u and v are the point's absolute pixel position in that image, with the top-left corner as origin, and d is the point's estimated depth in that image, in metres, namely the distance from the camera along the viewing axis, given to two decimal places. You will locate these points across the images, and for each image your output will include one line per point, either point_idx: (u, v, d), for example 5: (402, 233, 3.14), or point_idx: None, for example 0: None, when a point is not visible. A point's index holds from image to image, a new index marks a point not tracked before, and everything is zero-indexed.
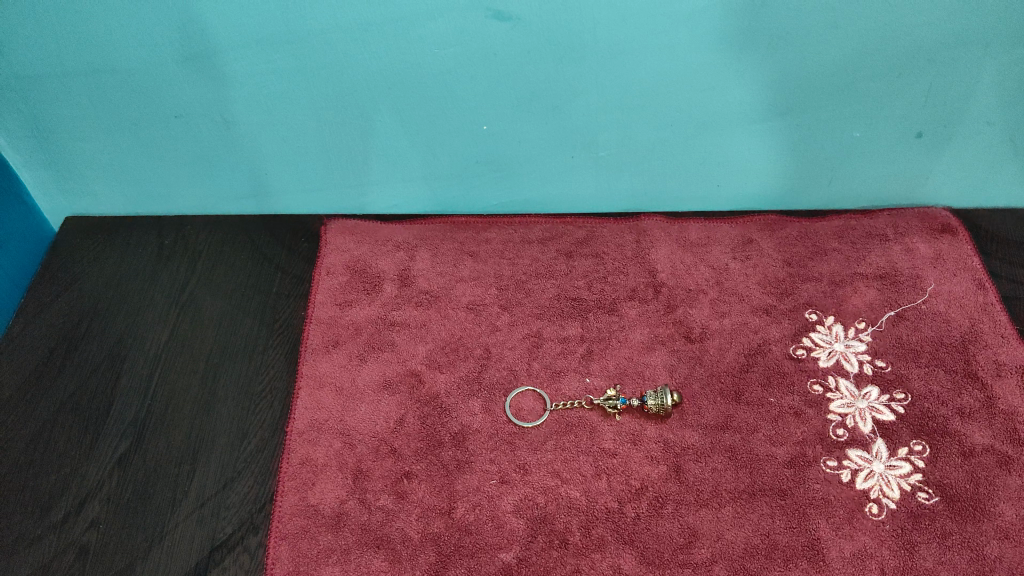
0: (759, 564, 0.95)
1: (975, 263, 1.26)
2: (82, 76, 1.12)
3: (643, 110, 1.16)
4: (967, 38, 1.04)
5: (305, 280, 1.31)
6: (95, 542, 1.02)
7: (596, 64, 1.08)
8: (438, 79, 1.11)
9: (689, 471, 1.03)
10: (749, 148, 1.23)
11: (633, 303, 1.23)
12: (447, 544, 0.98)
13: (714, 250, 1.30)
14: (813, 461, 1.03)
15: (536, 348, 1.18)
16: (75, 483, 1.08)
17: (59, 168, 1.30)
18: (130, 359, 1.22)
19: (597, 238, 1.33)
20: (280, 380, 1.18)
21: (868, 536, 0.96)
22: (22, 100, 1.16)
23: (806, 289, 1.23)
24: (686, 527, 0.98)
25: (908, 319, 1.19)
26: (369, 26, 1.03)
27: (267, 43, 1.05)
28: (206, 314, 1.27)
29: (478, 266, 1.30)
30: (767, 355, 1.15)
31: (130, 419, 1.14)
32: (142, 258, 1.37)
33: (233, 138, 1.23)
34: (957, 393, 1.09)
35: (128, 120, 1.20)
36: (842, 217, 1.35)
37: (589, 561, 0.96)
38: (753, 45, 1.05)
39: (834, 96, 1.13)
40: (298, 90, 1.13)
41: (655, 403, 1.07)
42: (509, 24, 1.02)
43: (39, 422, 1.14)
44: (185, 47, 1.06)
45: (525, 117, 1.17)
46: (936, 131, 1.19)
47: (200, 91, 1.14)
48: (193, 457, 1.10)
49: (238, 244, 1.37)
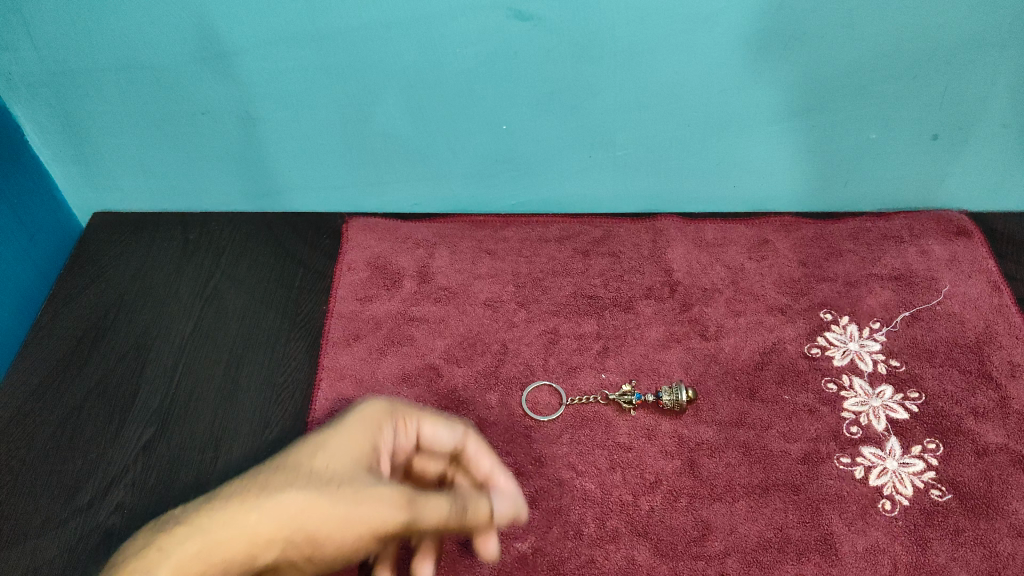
0: (772, 558, 0.96)
1: (989, 266, 1.27)
2: (114, 73, 1.16)
3: (659, 110, 1.17)
4: (982, 41, 1.05)
5: (326, 275, 1.34)
6: (120, 526, 1.05)
7: (615, 63, 1.10)
8: (459, 77, 1.13)
9: (703, 465, 1.05)
10: (765, 150, 1.24)
11: (648, 302, 1.25)
12: (464, 534, 1.00)
13: (729, 250, 1.32)
14: (827, 458, 1.04)
15: (552, 344, 1.20)
16: (100, 469, 1.11)
17: (88, 164, 1.34)
18: (155, 350, 1.25)
19: (614, 237, 1.35)
20: (302, 372, 1.21)
21: (881, 531, 0.97)
22: (54, 96, 1.20)
23: (821, 290, 1.25)
24: (700, 520, 0.99)
25: (923, 320, 1.20)
26: (393, 24, 1.05)
27: (295, 41, 1.09)
28: (230, 307, 1.30)
29: (496, 264, 1.33)
30: (782, 354, 1.16)
31: (154, 407, 1.17)
32: (168, 253, 1.40)
33: (258, 134, 1.26)
34: (971, 392, 1.10)
35: (156, 117, 1.24)
36: (858, 219, 1.35)
37: (604, 552, 0.97)
38: (770, 47, 1.07)
39: (848, 99, 1.14)
40: (322, 87, 1.16)
41: (671, 398, 1.09)
42: (530, 23, 1.04)
43: (66, 409, 1.18)
44: (213, 44, 1.10)
45: (544, 117, 1.20)
46: (952, 133, 1.20)
47: (226, 89, 1.17)
48: (215, 446, 1.12)
49: (262, 240, 1.40)
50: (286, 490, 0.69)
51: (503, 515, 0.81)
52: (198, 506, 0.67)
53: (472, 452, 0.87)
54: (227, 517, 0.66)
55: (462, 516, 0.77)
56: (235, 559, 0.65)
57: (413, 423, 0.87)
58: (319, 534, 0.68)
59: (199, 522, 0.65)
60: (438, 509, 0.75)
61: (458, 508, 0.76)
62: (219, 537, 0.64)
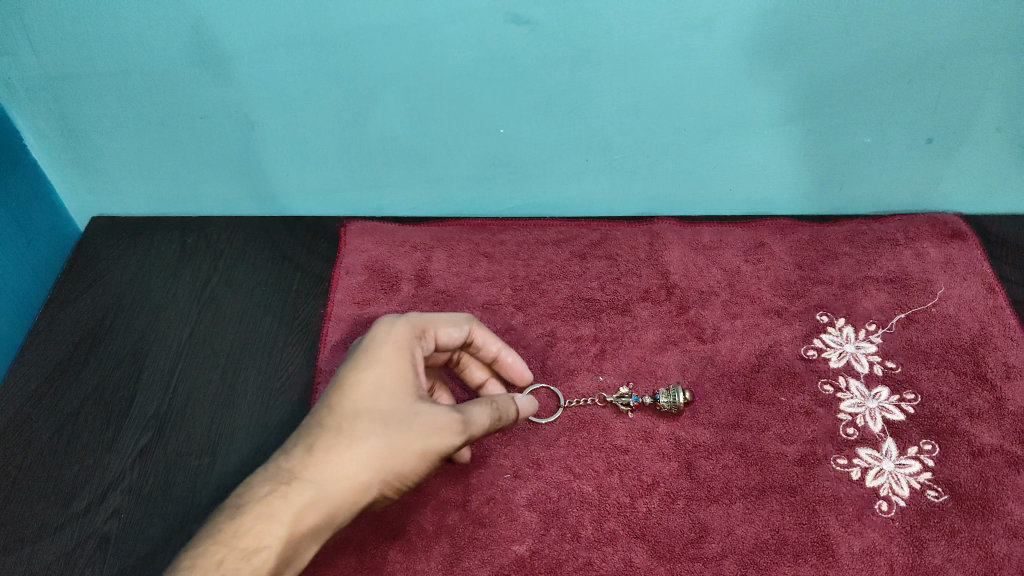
0: (769, 559, 0.96)
1: (984, 268, 1.27)
2: (112, 78, 1.16)
3: (656, 114, 1.18)
4: (976, 45, 1.06)
5: (324, 280, 1.35)
6: (117, 531, 1.05)
7: (611, 67, 1.10)
8: (457, 81, 1.14)
9: (700, 467, 1.05)
10: (762, 153, 1.25)
11: (646, 304, 1.25)
12: (462, 537, 1.00)
13: (726, 253, 1.32)
14: (824, 459, 1.05)
15: (550, 346, 1.20)
16: (97, 474, 1.11)
17: (86, 168, 1.34)
18: (152, 354, 1.25)
19: (611, 240, 1.36)
20: (299, 376, 1.21)
21: (877, 533, 0.98)
22: (53, 100, 1.20)
23: (817, 292, 1.25)
24: (697, 522, 1.00)
25: (918, 322, 1.20)
26: (390, 28, 1.06)
27: (293, 45, 1.09)
28: (227, 311, 1.31)
29: (494, 267, 1.33)
30: (778, 356, 1.17)
31: (152, 412, 1.17)
32: (165, 258, 1.40)
33: (256, 138, 1.26)
34: (966, 394, 1.11)
35: (155, 121, 1.24)
36: (854, 221, 1.36)
37: (602, 554, 0.98)
38: (766, 52, 1.07)
39: (843, 102, 1.15)
40: (320, 92, 1.16)
41: (668, 401, 1.09)
42: (527, 28, 1.05)
43: (63, 414, 1.18)
44: (212, 49, 1.10)
45: (541, 121, 1.20)
46: (946, 136, 1.20)
47: (224, 93, 1.18)
48: (213, 450, 1.12)
49: (259, 244, 1.40)
50: (365, 433, 0.91)
51: (529, 405, 1.03)
52: (310, 456, 0.90)
53: (479, 340, 1.08)
54: (333, 454, 0.90)
55: (501, 414, 0.97)
56: (349, 497, 0.90)
57: (431, 331, 1.03)
58: (397, 466, 0.91)
59: (315, 463, 0.90)
60: (480, 413, 0.95)
61: (496, 408, 0.97)
62: (334, 481, 0.89)
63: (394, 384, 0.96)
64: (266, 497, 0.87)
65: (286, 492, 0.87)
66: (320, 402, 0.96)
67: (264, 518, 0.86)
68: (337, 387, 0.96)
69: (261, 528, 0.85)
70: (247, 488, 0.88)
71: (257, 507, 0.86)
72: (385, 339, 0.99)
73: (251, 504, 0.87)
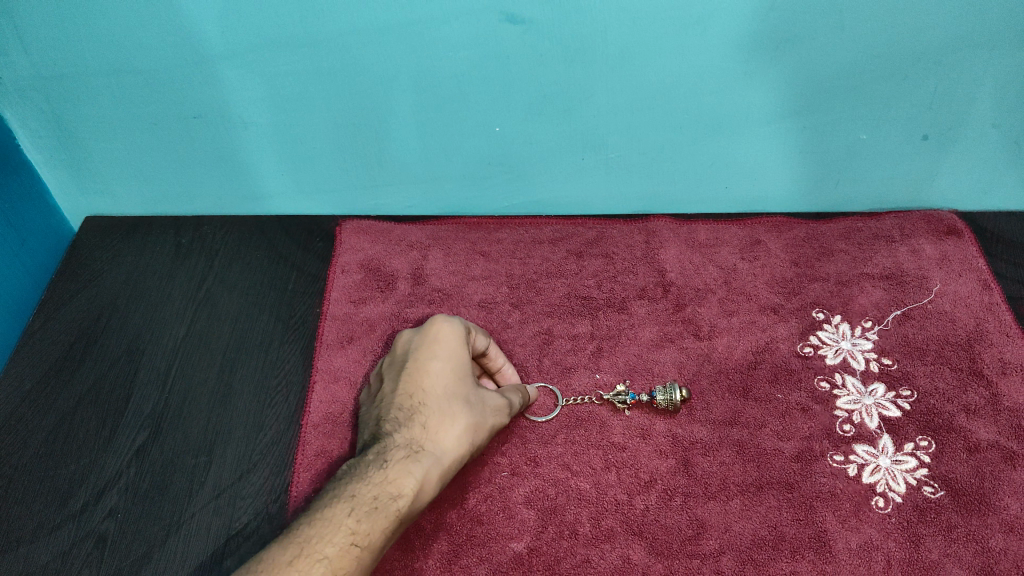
0: (767, 555, 0.96)
1: (979, 264, 1.28)
2: (105, 77, 1.16)
3: (651, 112, 1.18)
4: (970, 42, 1.06)
5: (320, 278, 1.34)
6: (114, 531, 1.04)
7: (607, 66, 1.11)
8: (454, 80, 1.13)
9: (697, 464, 1.05)
10: (757, 151, 1.25)
11: (642, 302, 1.25)
12: (459, 534, 1.00)
13: (722, 250, 1.32)
14: (820, 456, 1.05)
15: (547, 344, 1.20)
16: (93, 474, 1.10)
17: (79, 168, 1.34)
18: (147, 354, 1.24)
19: (607, 239, 1.36)
20: (296, 374, 1.20)
21: (874, 528, 0.98)
22: (45, 100, 1.20)
23: (813, 289, 1.25)
24: (694, 519, 1.00)
25: (914, 318, 1.21)
26: (383, 28, 1.06)
27: (287, 44, 1.09)
28: (223, 310, 1.30)
29: (490, 265, 1.33)
30: (775, 353, 1.17)
31: (147, 411, 1.17)
32: (160, 257, 1.40)
33: (250, 137, 1.26)
34: (963, 389, 1.11)
35: (148, 121, 1.24)
36: (849, 219, 1.36)
37: (599, 551, 0.98)
38: (760, 49, 1.07)
39: (839, 100, 1.15)
40: (316, 90, 1.16)
41: (665, 398, 1.08)
42: (522, 27, 1.05)
43: (59, 414, 1.17)
44: (206, 47, 1.10)
45: (537, 119, 1.20)
46: (942, 133, 1.20)
47: (218, 92, 1.17)
48: (209, 449, 1.12)
49: (254, 243, 1.40)
50: (462, 412, 0.95)
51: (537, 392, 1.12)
52: (426, 428, 0.92)
53: (493, 353, 1.07)
54: (442, 427, 0.93)
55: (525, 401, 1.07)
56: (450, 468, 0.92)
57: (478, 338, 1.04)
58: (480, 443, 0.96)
59: (432, 434, 0.92)
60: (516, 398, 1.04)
61: (524, 395, 1.06)
62: (447, 450, 0.92)
63: (465, 373, 0.98)
64: (400, 459, 0.88)
65: (417, 457, 0.89)
66: (409, 384, 0.97)
67: (405, 473, 0.86)
68: (420, 372, 0.97)
69: (401, 481, 0.86)
70: (378, 450, 0.89)
71: (393, 465, 0.87)
72: (451, 334, 1.00)
73: (386, 462, 0.88)
